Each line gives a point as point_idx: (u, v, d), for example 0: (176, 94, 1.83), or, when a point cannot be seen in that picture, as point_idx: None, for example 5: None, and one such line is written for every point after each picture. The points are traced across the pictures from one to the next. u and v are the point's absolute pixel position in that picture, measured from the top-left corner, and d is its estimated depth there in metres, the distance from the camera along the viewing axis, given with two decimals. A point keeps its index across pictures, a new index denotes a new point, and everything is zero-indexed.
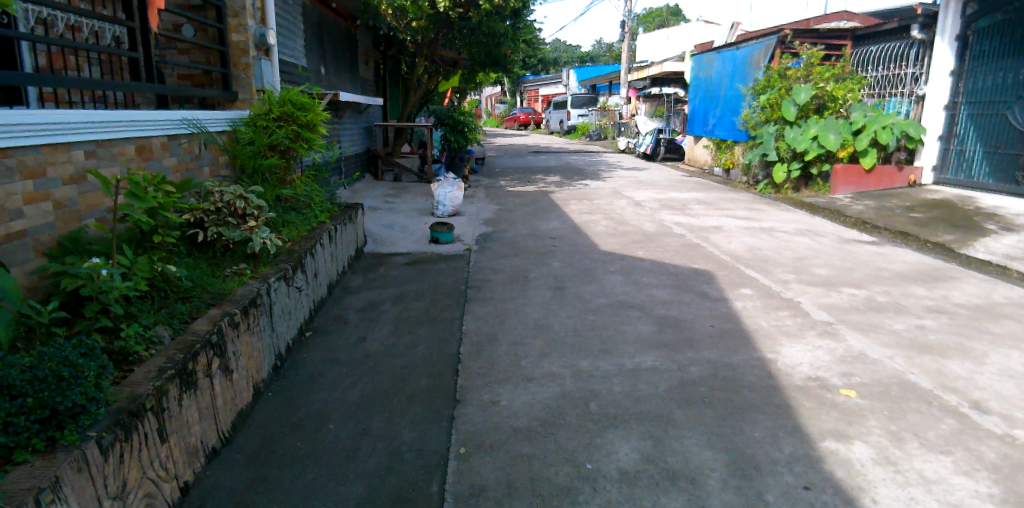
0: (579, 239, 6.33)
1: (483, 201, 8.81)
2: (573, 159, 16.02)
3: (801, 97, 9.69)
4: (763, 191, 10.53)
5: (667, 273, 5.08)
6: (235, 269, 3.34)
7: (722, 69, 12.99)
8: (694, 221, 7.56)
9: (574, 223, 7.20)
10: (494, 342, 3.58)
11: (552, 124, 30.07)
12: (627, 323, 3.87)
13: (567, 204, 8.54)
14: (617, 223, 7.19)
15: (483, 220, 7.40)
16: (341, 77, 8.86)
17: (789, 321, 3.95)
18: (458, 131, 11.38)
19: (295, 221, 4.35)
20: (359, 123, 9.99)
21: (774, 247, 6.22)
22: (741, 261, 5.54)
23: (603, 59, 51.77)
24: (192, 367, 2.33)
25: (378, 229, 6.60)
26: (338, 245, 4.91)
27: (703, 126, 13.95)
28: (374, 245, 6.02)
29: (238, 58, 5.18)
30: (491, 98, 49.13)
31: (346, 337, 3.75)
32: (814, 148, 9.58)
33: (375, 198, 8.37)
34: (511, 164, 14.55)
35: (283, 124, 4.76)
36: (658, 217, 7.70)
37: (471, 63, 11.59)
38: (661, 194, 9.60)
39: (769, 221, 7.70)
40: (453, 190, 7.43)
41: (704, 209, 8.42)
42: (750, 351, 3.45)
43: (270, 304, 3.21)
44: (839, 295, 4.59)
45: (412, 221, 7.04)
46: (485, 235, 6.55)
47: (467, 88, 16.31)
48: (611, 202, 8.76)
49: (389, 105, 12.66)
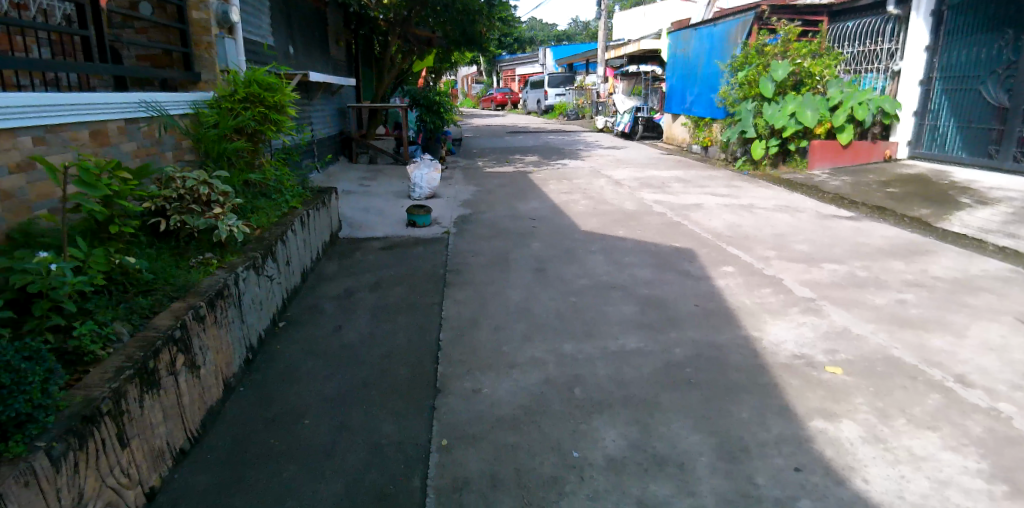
0: (559, 220, 6.24)
1: (461, 183, 8.66)
2: (551, 139, 15.89)
3: (778, 74, 9.67)
4: (741, 168, 10.50)
5: (648, 252, 5.03)
6: (201, 258, 3.18)
7: (699, 46, 12.89)
8: (674, 199, 7.51)
9: (553, 203, 7.11)
10: (474, 327, 3.49)
11: (529, 103, 29.80)
12: (610, 305, 3.80)
13: (546, 184, 8.43)
14: (597, 202, 7.11)
15: (461, 202, 7.26)
16: (311, 57, 8.58)
17: (772, 299, 3.92)
18: (434, 112, 11.17)
19: (265, 208, 4.19)
20: (331, 104, 9.72)
21: (754, 224, 6.20)
22: (722, 238, 5.51)
23: (580, 37, 51.25)
24: (154, 365, 2.20)
25: (354, 213, 6.44)
26: (312, 231, 4.74)
27: (680, 104, 13.89)
28: (349, 229, 5.86)
29: (200, 36, 4.92)
30: (467, 78, 48.48)
31: (322, 327, 3.62)
32: (792, 124, 9.56)
33: (351, 182, 8.17)
34: (488, 144, 14.37)
35: (249, 106, 4.59)
36: (638, 195, 7.64)
37: (446, 41, 11.33)
38: (640, 172, 9.55)
39: (749, 198, 7.70)
40: (430, 172, 7.27)
41: (684, 187, 8.38)
42: (734, 330, 3.41)
43: (239, 294, 3.06)
44: (821, 271, 4.57)
45: (389, 205, 6.87)
46: (464, 217, 6.43)
47: (442, 68, 15.99)
48: (591, 181, 8.68)
49: (363, 86, 12.34)
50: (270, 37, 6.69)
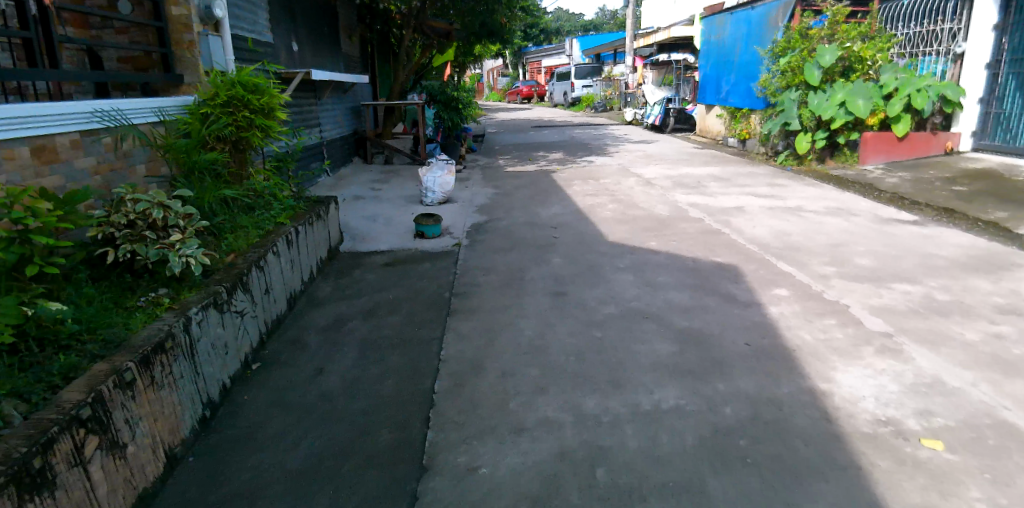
0: (583, 228, 5.64)
1: (479, 184, 8.11)
2: (577, 133, 15.20)
3: (825, 59, 8.82)
4: (783, 163, 9.60)
5: (685, 268, 4.38)
6: (150, 297, 2.66)
7: (735, 30, 12.06)
8: (712, 200, 6.82)
9: (577, 207, 6.49)
10: (477, 372, 2.92)
11: (555, 96, 29.08)
12: (641, 341, 3.19)
13: (570, 185, 7.82)
14: (626, 206, 6.47)
15: (477, 207, 6.71)
16: (318, 53, 8.10)
17: (839, 334, 3.26)
18: (452, 108, 10.78)
19: (244, 226, 3.67)
20: (344, 102, 9.29)
21: (804, 231, 5.49)
22: (770, 249, 4.83)
23: (607, 26, 50.04)
24: (44, 461, 1.68)
25: (359, 222, 5.94)
26: (303, 250, 4.20)
27: (714, 94, 13.08)
28: (351, 241, 5.35)
29: (181, 34, 4.51)
30: (492, 71, 47.80)
31: (300, 372, 3.09)
32: (841, 114, 8.72)
33: (361, 186, 7.70)
34: (511, 140, 13.79)
35: (231, 110, 4.08)
36: (671, 197, 6.97)
37: (465, 33, 10.79)
38: (672, 170, 8.85)
39: (795, 199, 6.96)
40: (443, 175, 6.71)
41: (721, 186, 7.65)
42: (795, 380, 2.79)
43: (191, 343, 2.53)
44: (892, 294, 3.89)
45: (398, 212, 6.35)
46: (478, 225, 5.86)
47: (463, 61, 15.46)
48: (619, 181, 8.02)
49: (379, 82, 11.88)
50: (268, 32, 6.21)
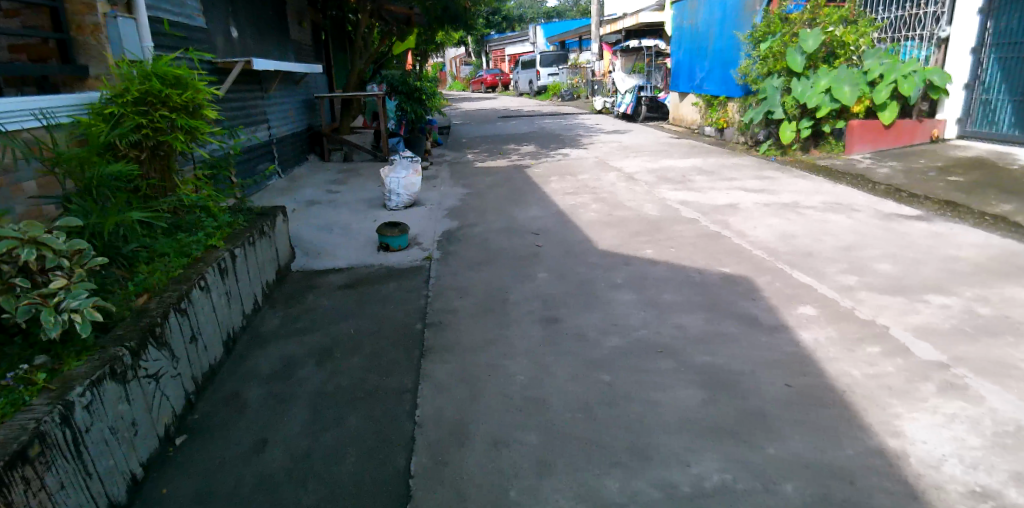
0: (567, 233, 5.05)
1: (447, 183, 7.45)
2: (546, 123, 14.63)
3: (808, 44, 8.39)
4: (766, 153, 9.16)
5: (690, 283, 3.84)
6: (21, 371, 2.02)
7: (708, 16, 11.61)
8: (701, 197, 6.32)
9: (557, 208, 5.90)
10: (462, 444, 2.31)
11: (520, 85, 28.38)
12: (660, 386, 2.63)
13: (547, 182, 7.23)
14: (611, 206, 5.91)
15: (447, 211, 6.06)
16: (263, 42, 7.29)
17: (888, 367, 2.76)
18: (415, 99, 10.06)
19: (162, 255, 3.12)
20: (296, 95, 8.51)
21: (809, 231, 5.02)
22: (779, 256, 4.33)
23: (569, 12, 49.39)
24: None
25: (314, 232, 5.24)
26: (243, 276, 3.54)
27: (688, 81, 12.65)
28: (305, 258, 4.66)
29: (82, 16, 3.81)
30: (454, 59, 46.69)
31: (236, 445, 2.45)
32: (826, 102, 8.30)
33: (317, 189, 6.97)
34: (478, 132, 13.13)
35: (148, 111, 3.49)
36: (657, 194, 6.44)
37: (426, 19, 10.08)
38: (652, 162, 8.36)
39: (787, 193, 6.51)
40: (408, 176, 6.02)
41: (707, 180, 7.17)
42: (858, 438, 2.25)
43: (75, 437, 1.90)
44: (929, 310, 3.41)
45: (358, 220, 5.66)
46: (450, 233, 5.22)
47: (424, 49, 14.66)
48: (598, 176, 7.46)
49: (335, 73, 11.07)
50: (201, 16, 5.42)
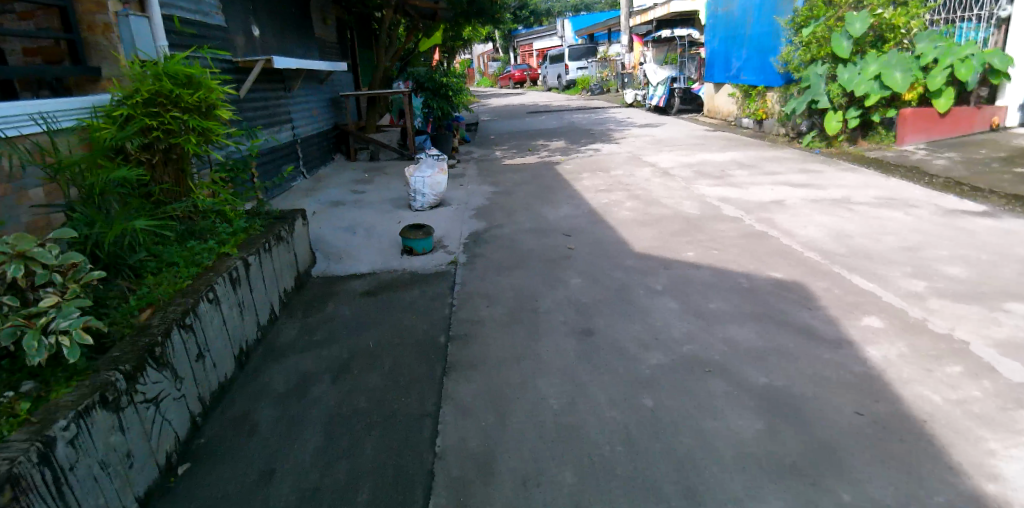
0: (601, 233, 4.76)
1: (475, 181, 7.21)
2: (575, 118, 14.28)
3: (855, 28, 7.87)
4: (810, 145, 8.66)
5: (737, 289, 3.51)
6: (2, 400, 1.85)
7: (745, 1, 11.11)
8: (743, 193, 5.94)
9: (589, 207, 5.60)
10: (488, 480, 2.06)
11: (548, 80, 27.99)
12: (710, 412, 2.33)
13: (578, 178, 6.93)
14: (646, 203, 5.58)
15: (474, 210, 5.82)
16: (286, 40, 7.15)
17: (975, 391, 2.41)
18: (441, 95, 9.86)
19: (171, 265, 2.95)
20: (320, 94, 8.37)
21: (864, 229, 4.62)
22: (835, 258, 3.97)
23: (598, 5, 48.68)
24: None
25: (336, 234, 5.06)
26: (258, 287, 3.35)
27: (723, 71, 12.16)
28: (326, 262, 4.47)
29: (93, 15, 3.67)
30: (482, 56, 46.46)
31: (241, 476, 2.24)
32: (875, 89, 7.81)
33: (341, 189, 6.81)
34: (506, 128, 12.87)
35: (158, 112, 3.32)
36: (695, 190, 6.09)
37: (452, 13, 9.86)
38: (688, 157, 7.98)
39: (836, 187, 6.08)
40: (433, 174, 5.79)
41: (748, 175, 6.77)
42: (948, 480, 1.93)
43: (56, 476, 1.70)
44: (1013, 320, 3.03)
45: (382, 221, 5.46)
46: (476, 234, 4.97)
47: (451, 44, 14.43)
48: (631, 172, 7.13)
49: (361, 70, 10.93)
50: (219, 13, 5.30)
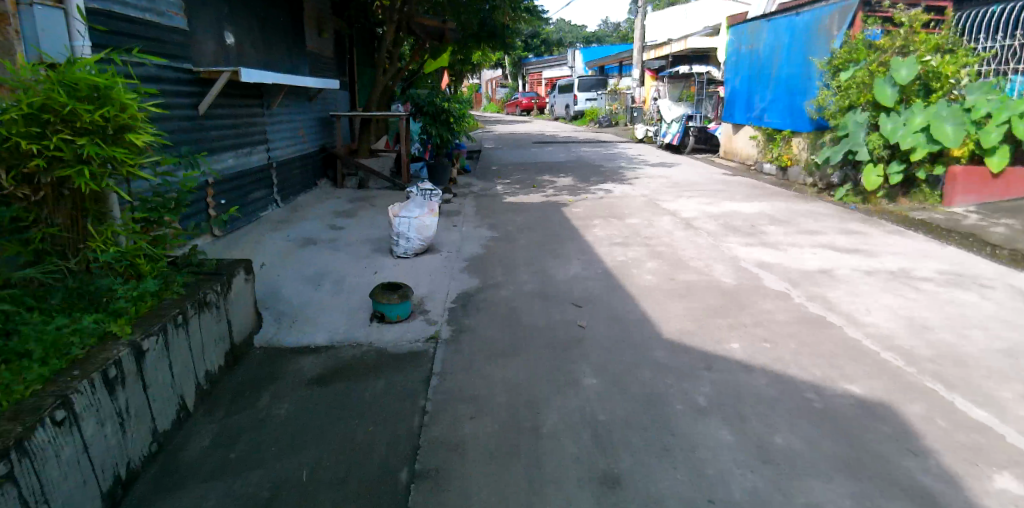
0: (620, 306, 3.90)
1: (472, 221, 6.37)
2: (584, 151, 13.54)
3: (902, 74, 7.08)
4: (844, 200, 7.87)
5: (806, 412, 2.65)
6: None
7: (773, 40, 10.43)
8: (783, 256, 5.10)
9: (603, 265, 4.75)
10: None
11: (556, 108, 27.43)
12: None
13: (590, 225, 6.10)
14: (671, 265, 4.73)
15: (467, 260, 4.97)
16: (271, 54, 6.39)
17: None
18: (441, 122, 9.03)
19: (23, 355, 2.04)
20: (308, 113, 7.59)
21: (945, 319, 3.76)
22: (923, 366, 3.10)
23: (608, 38, 48.58)
24: None
25: (299, 286, 4.19)
26: (157, 378, 2.49)
27: (745, 111, 11.44)
28: (276, 327, 3.64)
29: None
30: (490, 81, 46.13)
31: None
32: (923, 142, 7.03)
33: (319, 223, 5.97)
34: (511, 158, 12.09)
35: (43, 129, 2.40)
36: (726, 249, 5.25)
37: (460, 34, 9.12)
38: (711, 205, 7.17)
39: (890, 256, 5.25)
40: (422, 216, 4.93)
41: (784, 233, 5.95)
42: None
43: None
44: None
45: (357, 270, 4.59)
46: (467, 296, 4.11)
47: (457, 67, 13.73)
48: (650, 221, 6.30)
49: (358, 89, 10.17)
50: (182, 15, 4.51)
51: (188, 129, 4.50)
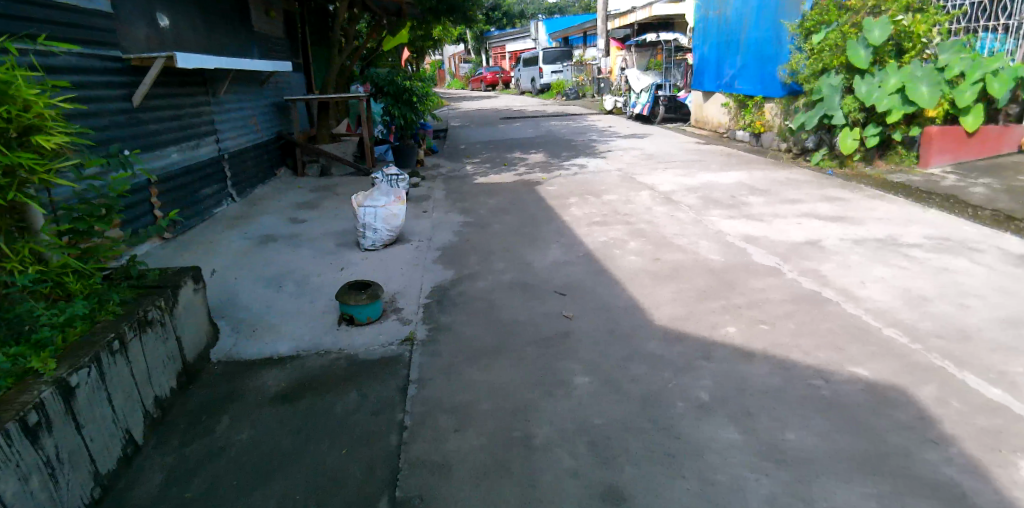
0: (604, 292, 3.67)
1: (443, 206, 6.06)
2: (553, 126, 13.24)
3: (875, 35, 6.95)
4: (820, 165, 7.76)
5: (814, 400, 2.45)
6: None
7: (740, 4, 10.19)
8: (769, 229, 4.93)
9: (584, 248, 4.50)
10: None
11: (522, 83, 26.97)
12: None
13: (566, 205, 5.84)
14: (655, 244, 4.51)
15: (439, 250, 4.67)
16: (214, 37, 5.93)
17: None
18: (404, 102, 8.58)
19: None
20: (261, 99, 7.13)
21: (942, 289, 3.61)
22: (927, 342, 2.93)
23: (571, 8, 47.93)
24: None
25: (259, 290, 3.87)
26: (95, 414, 2.19)
27: (714, 79, 11.24)
28: (236, 338, 3.32)
29: None
30: (453, 58, 45.15)
31: None
32: (898, 105, 6.90)
33: (279, 216, 5.59)
34: (480, 136, 11.72)
35: None
36: (709, 224, 5.05)
37: (419, 8, 8.66)
38: (688, 177, 6.98)
39: (875, 223, 5.12)
40: (388, 204, 4.62)
41: (765, 203, 5.79)
42: None
43: None
44: None
45: (321, 268, 4.27)
46: (442, 290, 3.83)
47: (419, 43, 13.22)
48: (628, 197, 6.08)
49: (315, 71, 9.67)
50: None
51: (123, 124, 4.11)
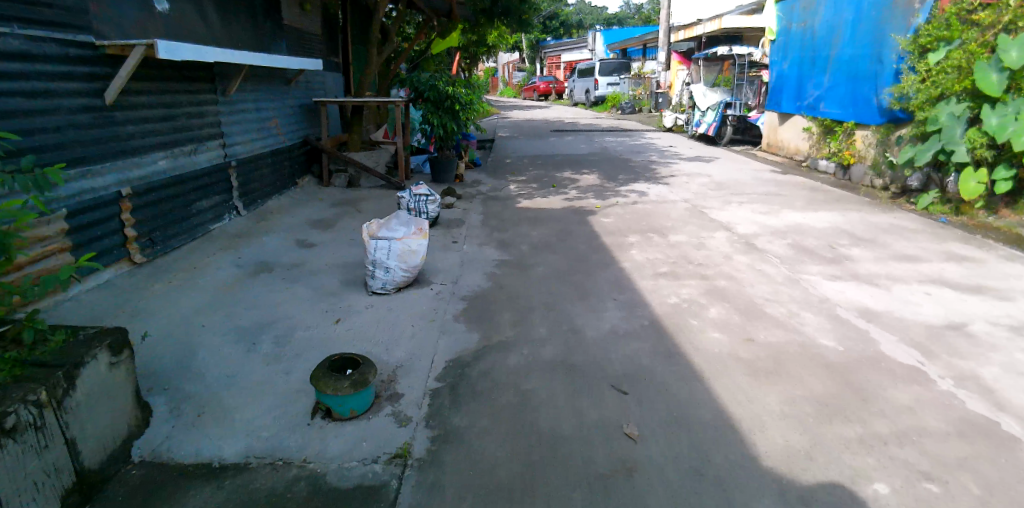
0: (681, 391, 2.65)
1: (477, 235, 5.14)
2: (608, 142, 12.21)
3: (1010, 56, 5.58)
4: (930, 210, 6.52)
5: None
6: None
7: (830, 18, 8.98)
8: (889, 299, 3.81)
9: (649, 313, 3.49)
10: None
11: (575, 94, 25.98)
12: None
13: (624, 245, 4.84)
14: (743, 314, 3.48)
15: (465, 298, 3.73)
16: (231, 29, 5.21)
17: None
18: (445, 109, 7.71)
19: None
20: (285, 100, 6.38)
21: None
22: None
23: (630, 19, 46.66)
24: None
25: (228, 346, 3.01)
26: None
27: (793, 100, 10.02)
28: (178, 421, 2.45)
29: None
30: (507, 64, 44.43)
31: None
32: None
33: (286, 237, 4.78)
34: (528, 150, 10.81)
35: None
36: (810, 287, 3.97)
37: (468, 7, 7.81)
38: (770, 216, 5.87)
39: None
40: (406, 237, 3.71)
41: (875, 258, 4.64)
42: None
43: None
44: None
45: (315, 316, 3.39)
46: (460, 366, 2.89)
47: (469, 48, 12.41)
48: (700, 239, 5.03)
49: (353, 72, 8.95)
50: None
51: (88, 124, 3.39)
